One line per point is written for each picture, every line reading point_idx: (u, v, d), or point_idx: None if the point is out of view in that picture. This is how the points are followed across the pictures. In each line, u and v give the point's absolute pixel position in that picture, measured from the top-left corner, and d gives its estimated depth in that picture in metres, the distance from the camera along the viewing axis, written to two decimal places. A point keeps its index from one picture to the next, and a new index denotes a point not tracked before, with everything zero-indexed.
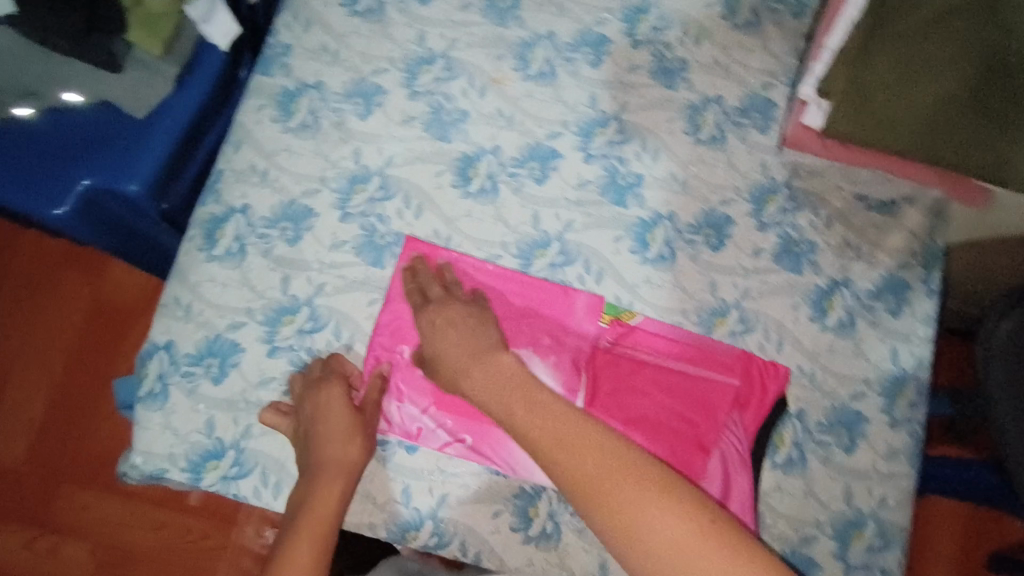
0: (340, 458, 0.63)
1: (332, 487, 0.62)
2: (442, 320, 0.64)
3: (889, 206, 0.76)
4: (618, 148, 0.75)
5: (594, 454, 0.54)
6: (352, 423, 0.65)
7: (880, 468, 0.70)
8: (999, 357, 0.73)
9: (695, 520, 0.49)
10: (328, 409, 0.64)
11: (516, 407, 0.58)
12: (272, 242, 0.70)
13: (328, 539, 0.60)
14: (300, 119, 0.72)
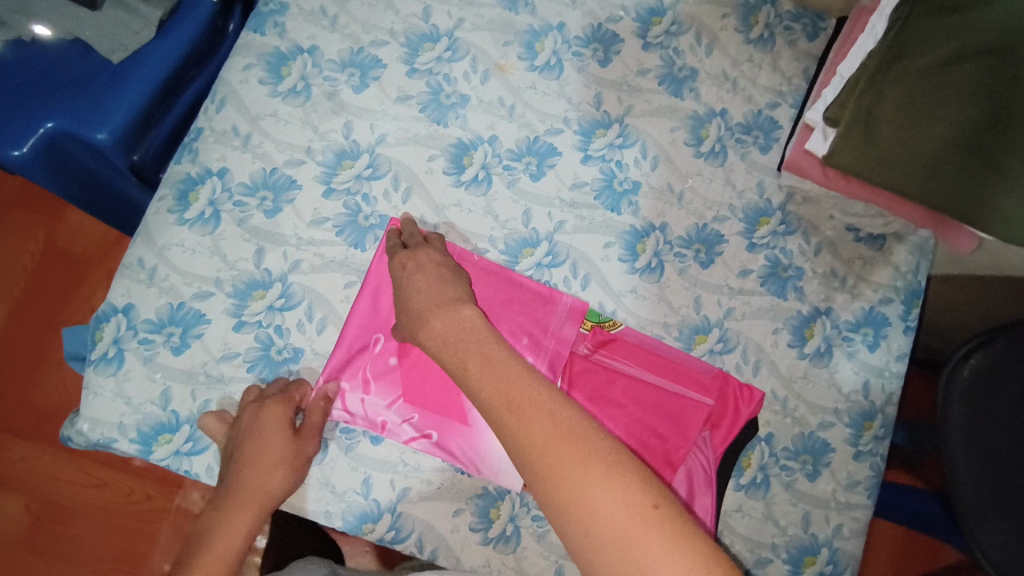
0: (262, 489, 0.61)
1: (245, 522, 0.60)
2: (411, 277, 0.58)
3: (877, 240, 0.76)
4: (617, 152, 0.73)
5: (554, 429, 0.43)
6: (286, 450, 0.61)
7: (839, 498, 0.71)
8: (957, 397, 0.74)
9: (663, 529, 0.38)
10: (262, 431, 0.60)
11: (470, 360, 0.49)
12: (249, 211, 0.66)
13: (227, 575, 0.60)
14: (290, 84, 0.68)
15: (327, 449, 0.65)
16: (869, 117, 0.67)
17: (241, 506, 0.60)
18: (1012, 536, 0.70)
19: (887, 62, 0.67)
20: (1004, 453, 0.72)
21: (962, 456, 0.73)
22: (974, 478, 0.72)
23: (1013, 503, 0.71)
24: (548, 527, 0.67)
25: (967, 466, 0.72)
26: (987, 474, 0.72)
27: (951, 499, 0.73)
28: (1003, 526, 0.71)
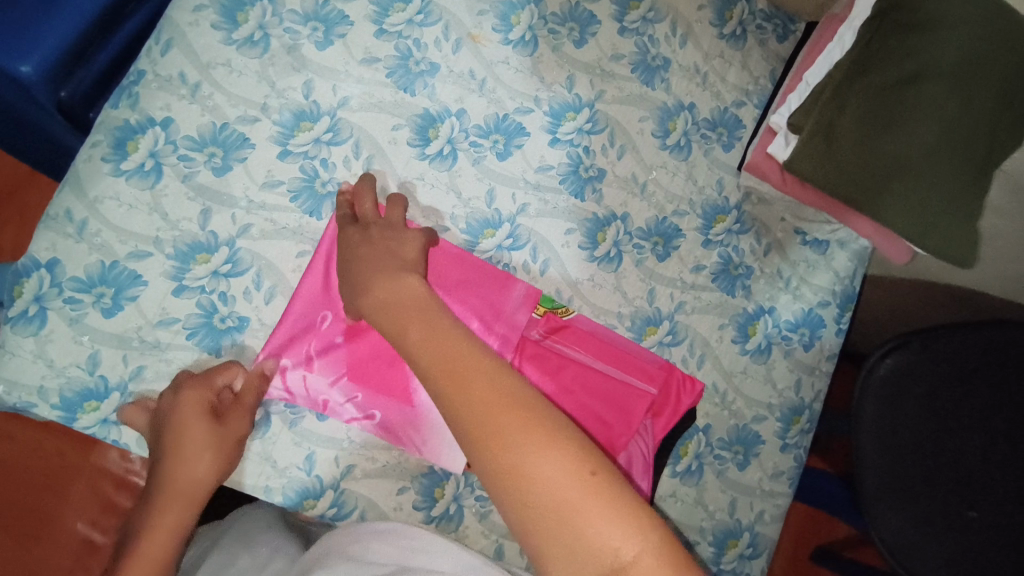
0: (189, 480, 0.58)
1: (177, 515, 0.58)
2: (362, 248, 0.57)
3: (822, 245, 0.80)
4: (586, 138, 0.72)
5: (498, 397, 0.42)
6: (212, 438, 0.58)
7: (764, 486, 0.75)
8: (872, 394, 0.79)
9: (607, 503, 0.38)
10: (182, 420, 0.57)
11: (412, 328, 0.48)
12: (195, 167, 0.61)
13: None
14: (246, 32, 0.63)
15: (269, 422, 0.62)
16: (830, 128, 0.69)
17: (170, 499, 0.58)
18: (910, 523, 0.77)
19: (852, 76, 0.70)
20: (908, 448, 0.78)
21: (873, 447, 0.79)
22: (880, 468, 0.78)
23: (911, 492, 0.78)
24: (491, 507, 0.68)
25: (876, 456, 0.78)
26: (891, 465, 0.78)
27: (857, 484, 0.79)
28: (899, 513, 0.78)
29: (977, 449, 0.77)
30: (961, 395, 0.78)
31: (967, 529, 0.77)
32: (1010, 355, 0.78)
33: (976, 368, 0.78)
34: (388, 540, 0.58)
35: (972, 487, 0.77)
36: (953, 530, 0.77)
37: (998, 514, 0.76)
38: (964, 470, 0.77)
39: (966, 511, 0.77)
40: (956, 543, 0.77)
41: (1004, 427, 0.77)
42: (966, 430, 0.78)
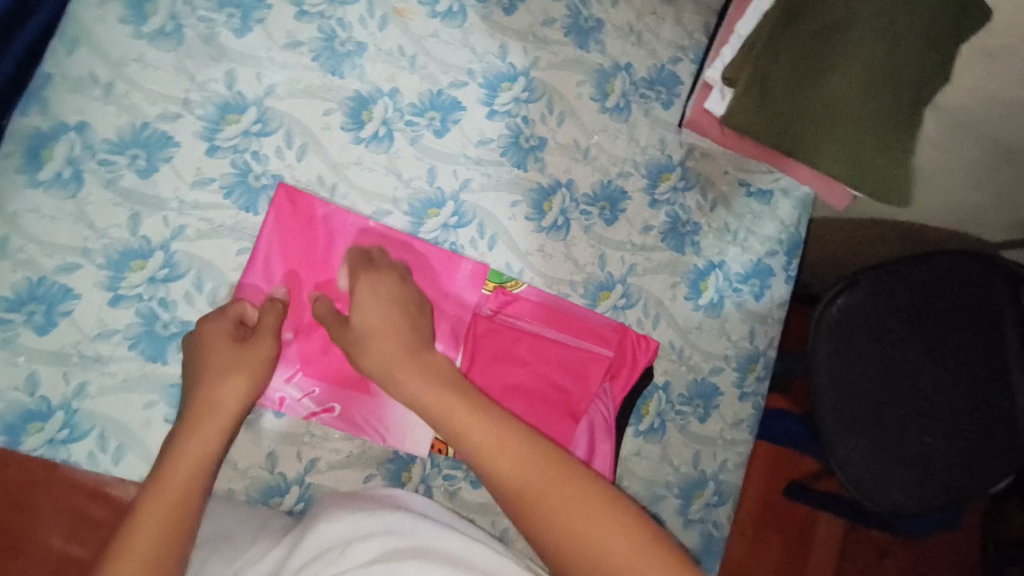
0: (217, 406, 0.56)
1: (204, 450, 0.54)
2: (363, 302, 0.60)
3: (766, 195, 0.80)
4: (524, 107, 0.71)
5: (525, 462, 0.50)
6: (238, 362, 0.57)
7: (725, 435, 0.78)
8: (825, 333, 0.81)
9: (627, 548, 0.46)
10: (209, 346, 0.58)
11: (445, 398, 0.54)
12: (117, 171, 0.59)
13: (184, 510, 0.51)
14: (157, 24, 0.60)
15: None
16: (765, 77, 0.69)
17: (194, 430, 0.54)
18: (866, 451, 0.81)
19: (784, 22, 0.69)
20: (860, 383, 0.82)
21: (826, 384, 0.82)
22: (835, 404, 0.82)
23: (866, 423, 0.81)
24: (460, 485, 0.68)
25: (831, 390, 0.82)
26: (845, 398, 0.82)
27: (816, 420, 0.83)
28: (858, 446, 0.81)
29: (928, 376, 0.80)
30: (912, 326, 0.81)
31: (925, 453, 0.80)
32: (955, 282, 0.80)
33: (921, 298, 0.80)
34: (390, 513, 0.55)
35: (924, 413, 0.80)
36: (911, 455, 0.80)
37: (955, 438, 0.79)
38: (918, 397, 0.80)
39: (921, 436, 0.80)
40: (913, 468, 0.80)
41: (953, 354, 0.79)
42: (917, 359, 0.80)
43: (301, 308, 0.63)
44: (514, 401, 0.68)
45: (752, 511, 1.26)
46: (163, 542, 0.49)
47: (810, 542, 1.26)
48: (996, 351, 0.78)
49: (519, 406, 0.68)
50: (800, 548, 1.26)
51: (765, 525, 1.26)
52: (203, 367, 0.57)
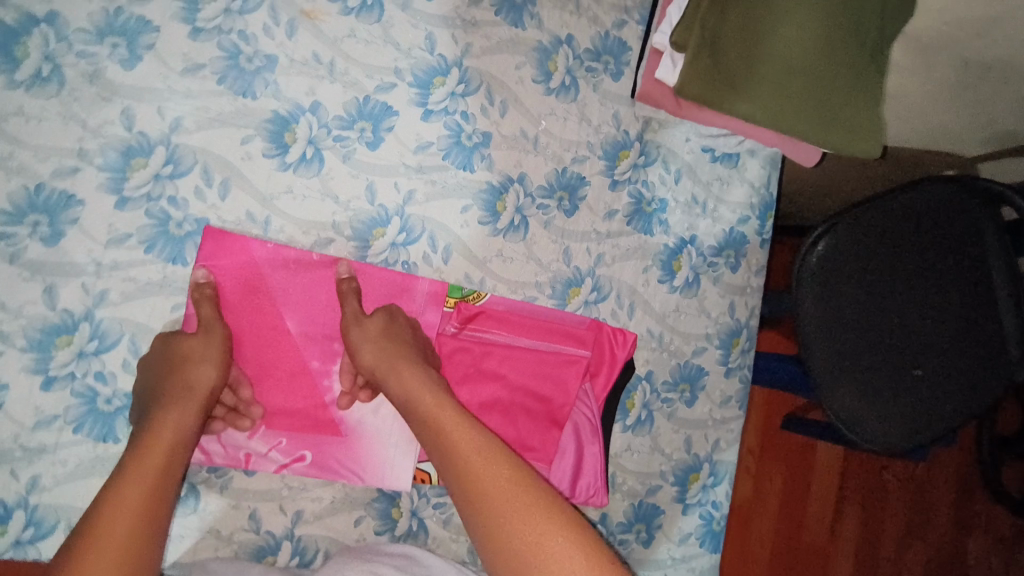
0: (192, 387, 0.53)
1: (182, 425, 0.51)
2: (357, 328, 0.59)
3: (732, 158, 0.76)
4: (461, 101, 0.65)
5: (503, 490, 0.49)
6: (208, 345, 0.55)
7: (715, 415, 0.75)
8: (808, 280, 0.78)
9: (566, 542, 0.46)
10: (172, 339, 0.55)
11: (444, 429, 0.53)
12: (19, 243, 0.53)
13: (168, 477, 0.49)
14: (31, 67, 0.53)
15: (197, 493, 0.58)
16: (714, 39, 0.63)
17: (172, 409, 0.52)
18: (857, 396, 0.79)
19: None
20: (847, 326, 0.79)
21: (814, 332, 0.79)
22: (823, 349, 0.79)
23: (855, 364, 0.79)
24: (453, 510, 0.66)
25: (818, 337, 0.79)
26: (834, 344, 0.79)
27: (806, 366, 0.80)
28: (850, 388, 0.79)
29: (914, 309, 0.79)
30: (893, 261, 0.78)
31: (917, 386, 0.79)
32: (934, 211, 0.77)
33: (902, 233, 0.77)
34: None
35: (912, 347, 0.79)
36: (903, 391, 0.79)
37: (942, 370, 0.79)
38: (905, 331, 0.79)
39: (912, 370, 0.79)
40: (905, 403, 0.79)
41: (938, 283, 0.78)
42: (900, 295, 0.78)
43: (259, 351, 0.59)
44: (491, 419, 0.65)
45: (754, 446, 1.23)
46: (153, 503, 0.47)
47: (814, 469, 1.25)
48: (981, 278, 0.78)
49: (499, 422, 0.65)
50: (804, 476, 1.24)
51: (768, 458, 1.23)
52: (173, 355, 0.54)
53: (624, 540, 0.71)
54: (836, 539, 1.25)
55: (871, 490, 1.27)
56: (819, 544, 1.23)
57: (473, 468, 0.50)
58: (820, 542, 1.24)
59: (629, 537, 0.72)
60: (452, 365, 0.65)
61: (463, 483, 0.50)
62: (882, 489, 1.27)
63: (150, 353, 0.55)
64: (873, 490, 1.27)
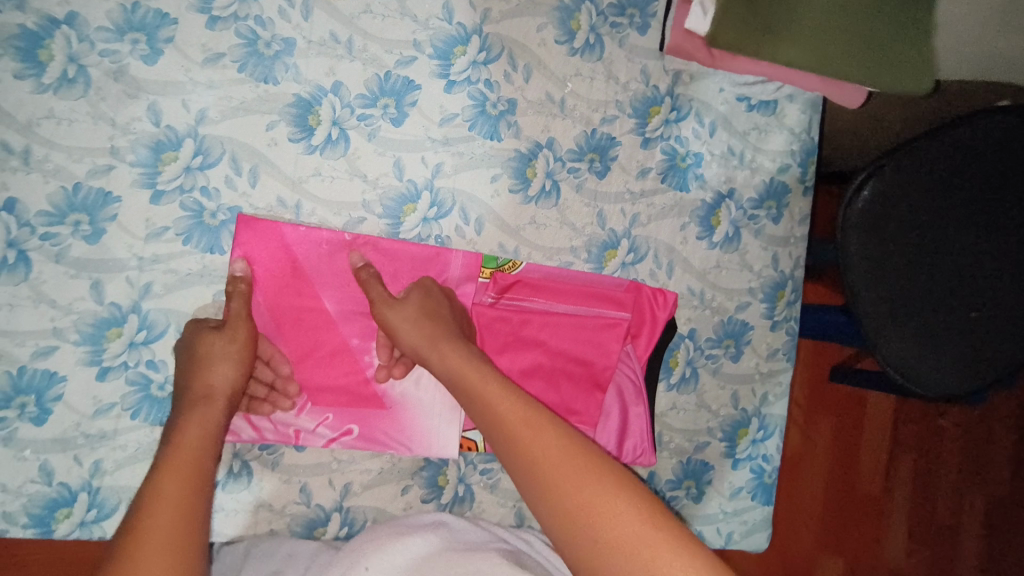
0: (211, 388, 0.53)
1: (206, 422, 0.52)
2: (395, 311, 0.58)
3: (770, 104, 0.72)
4: (483, 70, 0.63)
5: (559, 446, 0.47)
6: (230, 342, 0.55)
7: (762, 369, 0.74)
8: (855, 227, 0.73)
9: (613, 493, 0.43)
10: (194, 336, 0.55)
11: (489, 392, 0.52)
12: (63, 243, 0.54)
13: (203, 473, 0.48)
14: (57, 70, 0.53)
15: (250, 470, 0.60)
16: None
17: (196, 410, 0.52)
18: (911, 342, 0.76)
19: None
20: (898, 272, 0.74)
21: (864, 280, 0.74)
22: (874, 298, 0.75)
23: (909, 310, 0.75)
24: (498, 476, 0.67)
25: (867, 284, 0.74)
26: (885, 290, 0.75)
27: (855, 317, 0.76)
28: (903, 334, 0.75)
29: (970, 248, 0.74)
30: (947, 202, 0.73)
31: (974, 329, 0.75)
32: (991, 143, 0.71)
33: (955, 169, 0.72)
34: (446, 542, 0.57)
35: (968, 289, 0.75)
36: (962, 333, 0.75)
37: (1000, 309, 0.75)
38: (960, 272, 0.74)
39: (969, 312, 0.75)
40: (963, 346, 0.76)
41: (994, 220, 0.74)
42: (955, 235, 0.73)
43: (299, 332, 0.60)
44: (534, 385, 0.65)
45: (798, 398, 1.20)
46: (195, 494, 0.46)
47: (863, 419, 1.21)
48: None
49: (543, 388, 0.66)
50: (851, 428, 1.20)
51: (814, 409, 1.20)
52: (194, 354, 0.55)
53: (675, 497, 0.72)
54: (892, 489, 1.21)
55: (928, 437, 1.22)
56: (872, 495, 1.20)
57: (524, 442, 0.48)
58: (875, 491, 1.21)
59: (679, 494, 0.72)
60: (491, 337, 0.64)
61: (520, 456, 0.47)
62: (941, 434, 1.22)
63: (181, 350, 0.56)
64: (929, 435, 1.22)
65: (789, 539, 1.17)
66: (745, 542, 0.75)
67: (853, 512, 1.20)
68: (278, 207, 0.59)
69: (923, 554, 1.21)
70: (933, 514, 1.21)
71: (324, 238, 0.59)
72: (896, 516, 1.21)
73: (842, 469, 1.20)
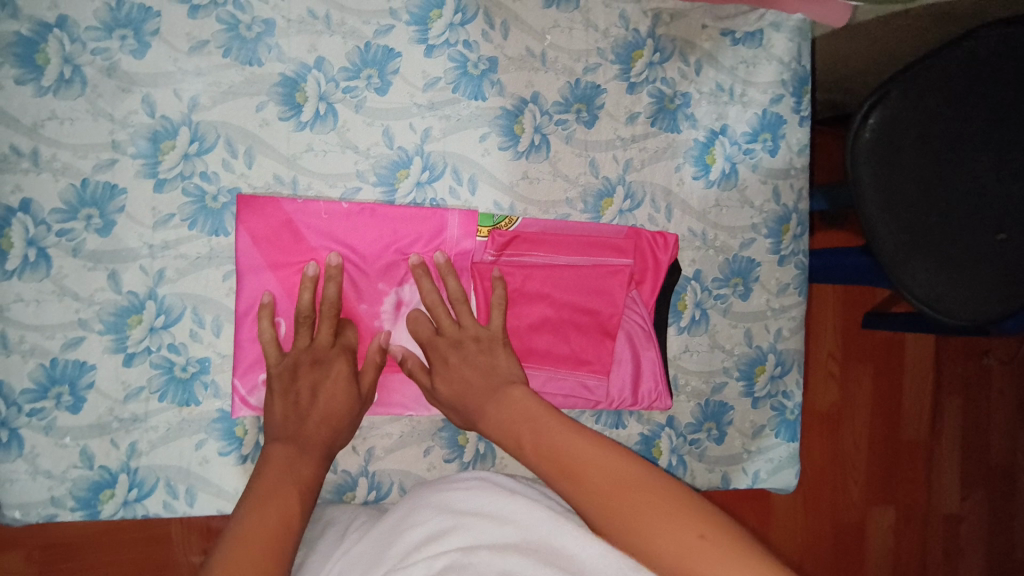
0: (333, 442, 0.58)
1: (305, 475, 0.54)
2: (450, 357, 0.60)
3: (755, 37, 0.72)
4: (461, 31, 0.64)
5: (618, 481, 0.44)
6: (349, 403, 0.59)
7: (774, 305, 0.74)
8: (864, 159, 0.71)
9: (681, 513, 0.41)
10: (329, 382, 0.58)
11: (524, 437, 0.52)
12: (78, 237, 0.57)
13: (297, 511, 0.50)
14: (55, 73, 0.56)
15: None
16: None
17: (296, 455, 0.54)
18: (935, 272, 0.72)
19: None
20: (914, 199, 0.71)
21: (877, 212, 0.72)
22: (892, 229, 0.72)
23: (930, 239, 0.72)
24: None
25: (882, 215, 0.72)
26: (902, 220, 0.72)
27: (870, 247, 0.73)
28: (927, 263, 0.72)
29: (990, 166, 0.70)
30: (959, 120, 0.70)
31: (1001, 251, 0.70)
32: (1005, 54, 0.67)
33: (968, 84, 0.68)
34: (481, 492, 0.49)
35: (991, 209, 0.70)
36: (989, 257, 0.71)
37: None
38: (980, 195, 0.70)
39: (995, 235, 0.70)
40: (991, 269, 0.71)
41: (1012, 139, 0.69)
42: (972, 154, 0.70)
43: None
44: (542, 338, 0.66)
45: (834, 349, 1.16)
46: (284, 532, 0.47)
47: (905, 366, 1.19)
48: None
49: (552, 340, 0.66)
50: (893, 374, 1.18)
51: (854, 361, 1.17)
52: (309, 401, 0.57)
53: (697, 440, 0.71)
54: (940, 436, 1.20)
55: (977, 380, 1.21)
56: (920, 443, 1.19)
57: (587, 467, 0.46)
58: (923, 439, 1.20)
59: (701, 437, 0.72)
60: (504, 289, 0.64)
61: (581, 488, 0.45)
62: (990, 377, 1.22)
63: (269, 380, 0.58)
64: (979, 380, 1.22)
65: (838, 495, 1.15)
66: (773, 481, 0.74)
67: (900, 461, 1.19)
68: (274, 183, 0.61)
69: (978, 499, 1.21)
70: (987, 456, 1.21)
71: (324, 209, 0.60)
72: (946, 463, 1.21)
73: (885, 419, 1.18)
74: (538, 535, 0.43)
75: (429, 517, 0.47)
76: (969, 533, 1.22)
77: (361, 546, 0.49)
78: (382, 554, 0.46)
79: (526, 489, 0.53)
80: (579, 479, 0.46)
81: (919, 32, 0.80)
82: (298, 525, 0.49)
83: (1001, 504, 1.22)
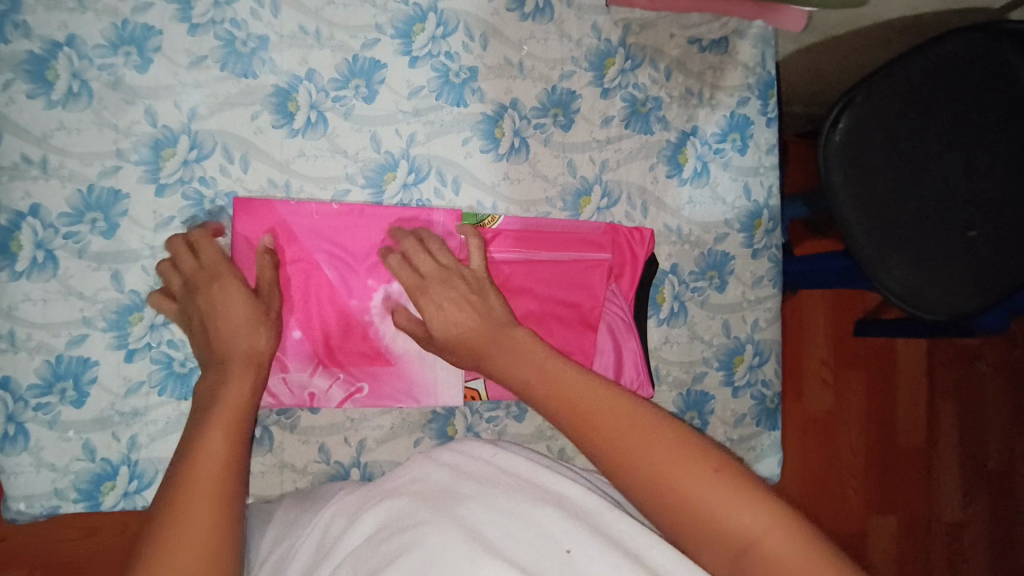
0: (250, 348, 0.56)
1: (234, 390, 0.53)
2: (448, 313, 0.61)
3: (720, 44, 0.76)
4: (443, 43, 0.68)
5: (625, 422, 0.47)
6: (241, 308, 0.57)
7: (749, 297, 0.77)
8: (835, 160, 0.75)
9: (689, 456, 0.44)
10: (208, 298, 0.57)
11: (531, 378, 0.55)
12: (83, 239, 0.61)
13: (241, 427, 0.52)
14: (64, 87, 0.60)
15: (270, 434, 0.65)
16: None
17: (214, 375, 0.54)
18: (909, 270, 0.74)
19: None
20: (886, 200, 0.74)
21: (852, 213, 0.75)
22: (867, 229, 0.74)
23: (903, 236, 0.74)
24: (506, 424, 0.70)
25: (856, 217, 0.75)
26: (874, 221, 0.75)
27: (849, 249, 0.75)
28: (901, 262, 0.74)
29: (957, 168, 0.72)
30: (922, 125, 0.72)
31: (973, 249, 0.72)
32: (972, 60, 0.70)
33: (933, 90, 0.71)
34: (471, 449, 0.52)
35: (961, 208, 0.72)
36: (960, 254, 0.73)
37: (1003, 226, 0.71)
38: (950, 195, 0.73)
39: (965, 232, 0.72)
40: (962, 265, 0.73)
41: (978, 141, 0.71)
42: (939, 156, 0.72)
43: (302, 303, 0.63)
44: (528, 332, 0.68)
45: (822, 350, 1.18)
46: (232, 448, 0.50)
47: (895, 372, 1.21)
48: None
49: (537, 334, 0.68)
50: (882, 380, 1.20)
51: (841, 364, 1.19)
52: (202, 322, 0.57)
53: None
54: (936, 441, 1.22)
55: (969, 384, 1.23)
56: (915, 448, 1.21)
57: (591, 417, 0.49)
58: (918, 444, 1.21)
59: None
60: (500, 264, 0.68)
61: (590, 441, 0.48)
62: (983, 380, 1.23)
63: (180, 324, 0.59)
64: (971, 383, 1.23)
65: (834, 496, 1.17)
66: (756, 468, 0.76)
67: (896, 465, 1.20)
68: (268, 187, 0.65)
69: (977, 504, 1.23)
70: (983, 461, 1.23)
71: (318, 209, 0.64)
72: (945, 468, 1.22)
73: (879, 426, 1.20)
74: (518, 471, 0.49)
75: (424, 464, 0.50)
76: (970, 538, 1.22)
77: (346, 496, 0.52)
78: (371, 495, 0.49)
79: (520, 451, 0.56)
80: (585, 432, 0.49)
81: (878, 39, 0.85)
82: (242, 440, 0.52)
83: (1001, 508, 1.23)
